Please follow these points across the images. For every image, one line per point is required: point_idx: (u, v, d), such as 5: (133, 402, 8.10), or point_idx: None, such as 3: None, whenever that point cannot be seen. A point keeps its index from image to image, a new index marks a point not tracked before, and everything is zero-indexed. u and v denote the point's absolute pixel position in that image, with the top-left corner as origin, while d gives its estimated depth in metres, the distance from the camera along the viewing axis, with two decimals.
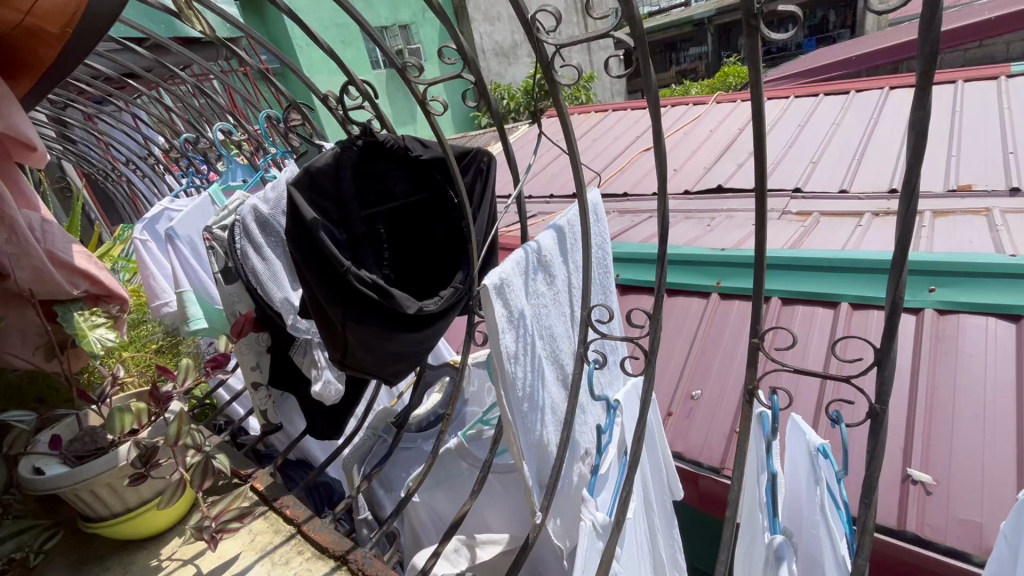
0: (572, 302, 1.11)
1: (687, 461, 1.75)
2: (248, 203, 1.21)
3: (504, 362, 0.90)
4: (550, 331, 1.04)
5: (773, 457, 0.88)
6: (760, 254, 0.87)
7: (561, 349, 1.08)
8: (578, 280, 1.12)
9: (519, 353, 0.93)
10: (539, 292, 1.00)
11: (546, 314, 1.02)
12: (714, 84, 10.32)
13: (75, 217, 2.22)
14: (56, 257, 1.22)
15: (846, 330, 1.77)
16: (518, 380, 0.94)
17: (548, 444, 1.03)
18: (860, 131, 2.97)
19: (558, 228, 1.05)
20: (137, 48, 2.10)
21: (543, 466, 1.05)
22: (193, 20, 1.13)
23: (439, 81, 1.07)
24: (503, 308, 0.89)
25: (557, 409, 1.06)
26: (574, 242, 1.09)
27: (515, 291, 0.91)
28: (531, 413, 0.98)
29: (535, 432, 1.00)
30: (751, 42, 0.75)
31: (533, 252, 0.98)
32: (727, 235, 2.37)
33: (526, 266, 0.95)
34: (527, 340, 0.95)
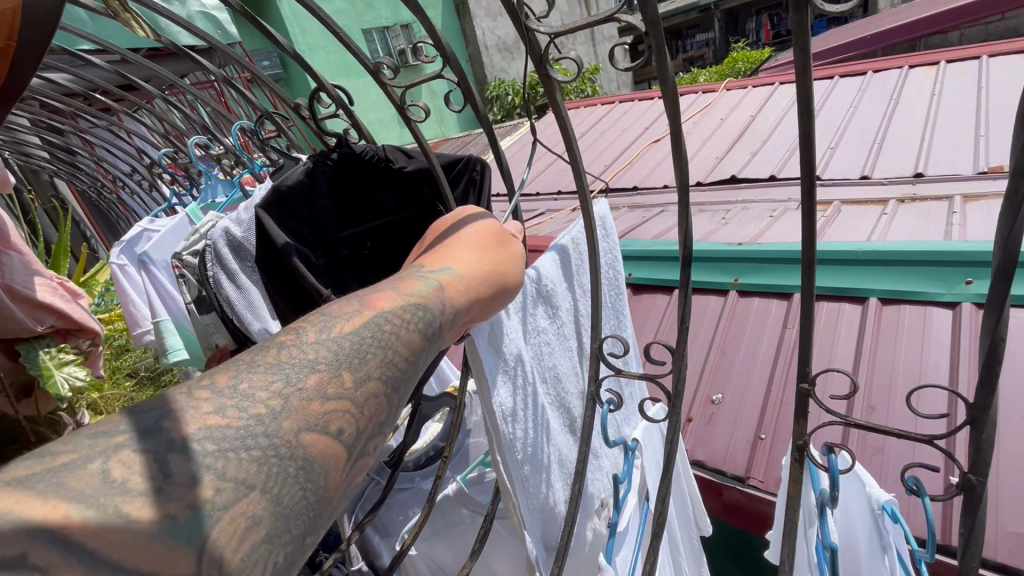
0: (578, 334, 0.99)
1: (708, 470, 1.64)
2: (218, 225, 1.06)
3: (496, 423, 0.79)
4: (553, 372, 0.94)
5: (828, 523, 0.75)
6: (808, 274, 0.69)
7: (569, 393, 0.97)
8: (586, 306, 0.99)
9: (518, 409, 0.82)
10: (540, 331, 0.90)
11: (547, 352, 0.92)
12: (722, 71, 10.08)
13: (62, 239, 2.15)
14: (14, 293, 1.09)
15: (876, 329, 1.62)
16: (518, 439, 0.83)
17: (558, 504, 0.92)
18: (880, 115, 2.79)
19: (562, 248, 0.92)
20: (99, 63, 1.93)
21: (550, 528, 0.93)
22: (135, 27, 0.81)
23: (417, 82, 0.92)
24: (495, 356, 0.81)
25: (564, 461, 0.95)
26: (582, 263, 0.96)
27: (508, 334, 0.83)
28: (535, 474, 0.86)
29: (540, 495, 0.88)
30: (799, 15, 0.56)
31: (534, 284, 0.87)
32: (743, 228, 2.22)
33: (524, 304, 0.86)
34: (527, 391, 0.85)
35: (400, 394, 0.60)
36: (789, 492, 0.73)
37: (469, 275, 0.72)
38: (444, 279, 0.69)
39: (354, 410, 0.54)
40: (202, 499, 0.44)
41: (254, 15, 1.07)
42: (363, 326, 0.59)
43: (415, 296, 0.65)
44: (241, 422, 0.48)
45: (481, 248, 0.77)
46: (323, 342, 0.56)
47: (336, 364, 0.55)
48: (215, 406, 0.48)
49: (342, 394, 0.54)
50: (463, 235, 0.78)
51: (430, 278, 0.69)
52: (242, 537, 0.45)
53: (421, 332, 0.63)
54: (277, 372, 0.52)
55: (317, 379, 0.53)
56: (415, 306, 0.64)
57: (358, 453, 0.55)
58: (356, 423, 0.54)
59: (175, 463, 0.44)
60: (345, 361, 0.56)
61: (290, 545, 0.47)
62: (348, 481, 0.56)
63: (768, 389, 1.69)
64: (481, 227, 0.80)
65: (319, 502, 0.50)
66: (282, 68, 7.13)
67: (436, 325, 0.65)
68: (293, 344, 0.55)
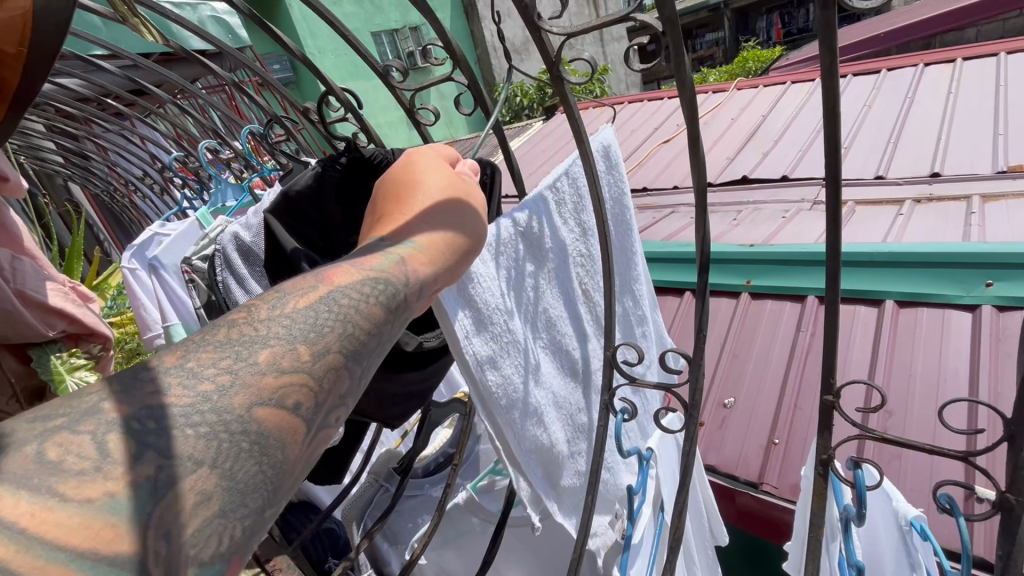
0: (576, 275, 0.96)
1: (721, 475, 1.61)
2: (228, 230, 1.05)
3: (472, 371, 0.80)
4: (546, 313, 0.92)
5: (853, 540, 0.73)
6: (830, 278, 0.67)
7: (566, 334, 0.96)
8: (584, 246, 0.96)
9: (497, 356, 0.82)
10: (529, 275, 0.88)
11: (537, 296, 0.91)
12: (732, 71, 10.01)
13: (75, 244, 2.17)
14: (27, 297, 1.08)
15: (893, 332, 1.58)
16: (500, 386, 0.84)
17: (556, 444, 0.93)
18: (894, 114, 2.74)
19: (553, 186, 0.89)
20: (110, 68, 1.95)
21: (551, 471, 0.95)
22: (144, 32, 0.80)
23: (427, 85, 0.91)
24: (469, 306, 0.80)
25: (562, 402, 0.95)
26: (579, 199, 0.93)
27: (486, 278, 0.82)
28: (523, 417, 0.87)
29: (534, 437, 0.90)
30: (823, 13, 0.54)
31: (518, 223, 0.85)
32: (755, 229, 2.18)
33: (508, 247, 0.85)
34: (508, 339, 0.84)
35: (362, 369, 0.54)
36: (813, 508, 0.71)
37: (437, 248, 0.66)
38: (406, 253, 0.63)
39: (314, 384, 0.49)
40: (143, 477, 0.39)
41: (263, 18, 1.06)
42: (319, 302, 0.53)
43: (375, 271, 0.58)
44: (185, 400, 0.43)
45: (448, 212, 0.70)
46: (273, 320, 0.50)
47: (289, 339, 0.49)
48: (162, 387, 0.43)
49: (298, 366, 0.48)
50: (425, 199, 0.70)
51: (391, 253, 0.62)
52: (190, 518, 0.40)
53: (385, 307, 0.57)
54: (227, 348, 0.46)
55: (289, 354, 0.48)
56: (375, 281, 0.58)
57: (319, 427, 0.50)
58: (317, 398, 0.49)
59: (117, 446, 0.40)
60: (300, 335, 0.50)
61: (248, 521, 0.43)
62: (308, 453, 0.52)
63: (782, 394, 1.66)
64: (444, 185, 0.72)
65: (278, 477, 0.46)
66: (292, 72, 7.22)
67: (402, 299, 0.59)
68: (243, 320, 0.50)
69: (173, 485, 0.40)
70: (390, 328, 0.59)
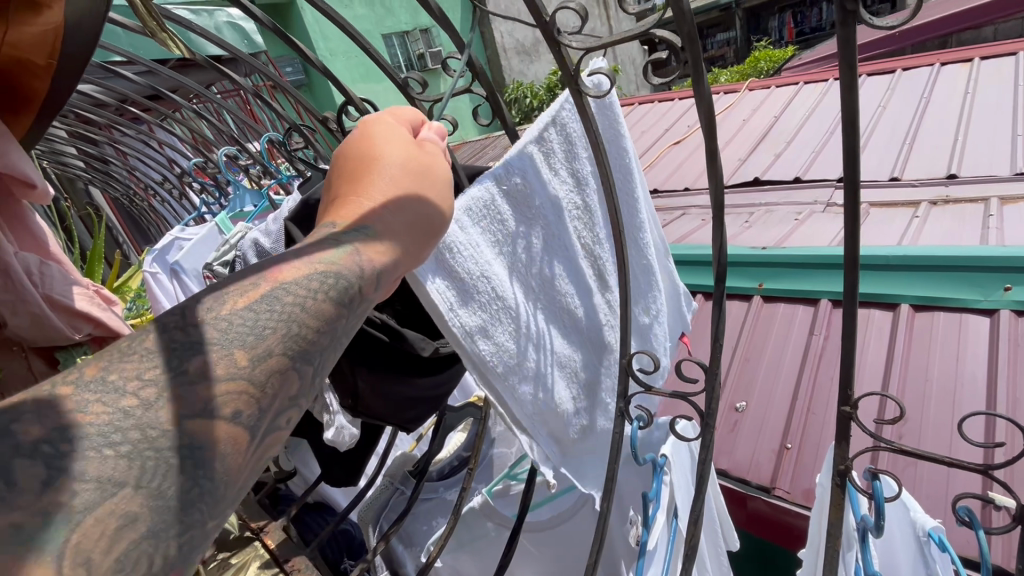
0: (575, 231, 0.92)
1: (733, 480, 1.60)
2: (248, 237, 1.07)
3: (461, 342, 0.81)
4: (541, 273, 0.91)
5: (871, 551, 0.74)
6: (850, 290, 0.67)
7: (567, 290, 0.93)
8: (580, 197, 0.92)
9: (486, 324, 0.83)
10: (517, 237, 0.88)
11: (530, 258, 0.90)
12: (743, 71, 9.95)
13: (96, 248, 2.21)
14: (54, 302, 1.11)
15: (909, 337, 1.57)
16: (494, 354, 0.84)
17: (561, 405, 0.93)
18: (909, 114, 2.70)
19: (538, 139, 0.86)
20: (132, 76, 1.99)
21: (562, 428, 0.95)
22: (172, 46, 0.82)
23: (445, 97, 0.92)
24: (452, 274, 0.81)
25: (565, 361, 0.94)
26: (570, 147, 0.89)
27: (471, 244, 0.82)
28: (521, 380, 0.89)
29: (537, 398, 0.90)
30: (845, 30, 0.55)
31: (502, 183, 0.85)
32: (768, 232, 2.17)
33: (492, 209, 0.85)
34: (497, 306, 0.85)
35: (316, 367, 0.47)
36: (832, 518, 0.72)
37: (397, 236, 0.57)
38: (362, 241, 0.54)
39: (255, 391, 0.42)
40: (52, 505, 0.33)
41: (283, 29, 1.08)
42: (259, 301, 0.45)
43: (325, 264, 0.50)
44: (102, 418, 0.36)
45: (410, 192, 0.61)
46: (210, 320, 0.42)
47: (225, 343, 0.41)
48: (77, 403, 0.36)
49: (235, 372, 0.41)
50: (385, 180, 0.60)
51: (345, 241, 0.53)
52: (111, 544, 0.33)
53: (337, 303, 0.49)
54: (150, 355, 0.39)
55: (245, 356, 0.41)
56: (324, 275, 0.49)
57: (265, 434, 0.43)
58: (259, 405, 0.41)
59: (23, 469, 0.33)
60: (236, 338, 0.42)
61: (185, 536, 0.36)
62: (255, 463, 0.44)
63: (794, 398, 1.65)
64: (406, 160, 0.62)
65: (216, 493, 0.38)
66: (305, 75, 7.32)
67: (357, 292, 0.51)
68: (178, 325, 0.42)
69: (90, 509, 0.33)
70: (345, 325, 0.51)
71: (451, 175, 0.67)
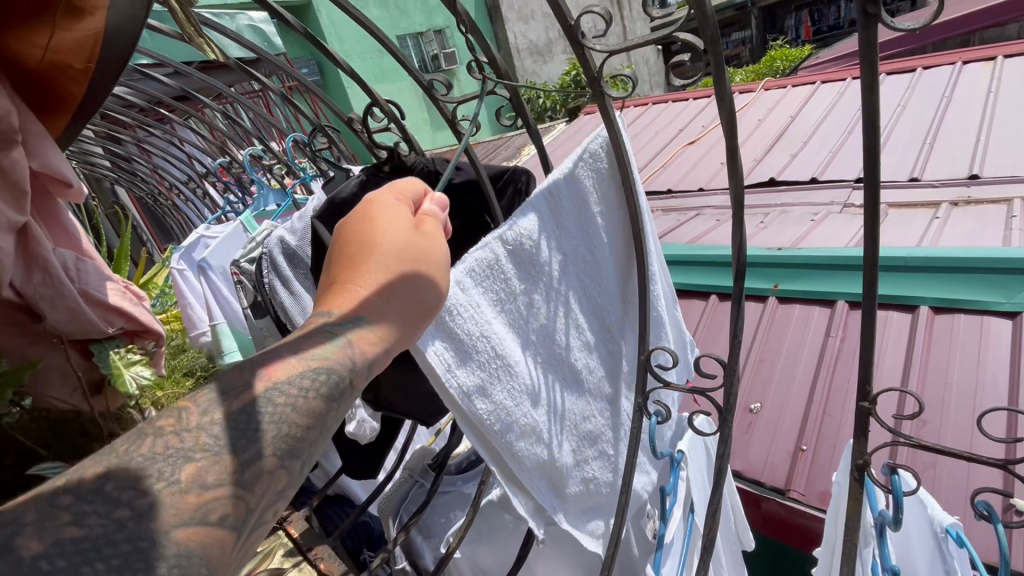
0: (579, 286, 0.93)
1: (747, 481, 1.60)
2: (274, 234, 1.11)
3: (459, 403, 0.79)
4: (545, 330, 0.90)
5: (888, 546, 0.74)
6: (870, 288, 0.68)
7: (570, 347, 0.93)
8: (585, 251, 0.92)
9: (484, 383, 0.81)
10: (521, 296, 0.87)
11: (532, 317, 0.89)
12: (758, 71, 9.86)
13: (123, 245, 2.27)
14: (90, 297, 1.15)
15: (928, 339, 1.55)
16: (492, 414, 0.82)
17: (560, 460, 0.90)
18: (930, 114, 2.67)
19: (547, 195, 0.86)
20: (163, 79, 2.04)
21: (561, 492, 0.92)
22: (208, 50, 0.84)
23: (469, 98, 0.94)
24: (448, 337, 0.79)
25: (568, 414, 0.93)
26: (581, 202, 0.89)
27: (472, 302, 0.81)
28: (520, 438, 0.86)
29: (536, 459, 0.88)
30: (866, 33, 0.56)
31: (508, 241, 0.84)
32: (783, 233, 2.16)
33: (496, 267, 0.84)
34: (497, 364, 0.83)
35: (302, 462, 0.52)
36: (849, 512, 0.72)
37: (387, 324, 0.63)
38: (353, 332, 0.59)
39: (242, 496, 0.47)
40: None
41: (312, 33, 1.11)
42: (254, 401, 0.50)
43: (318, 359, 0.55)
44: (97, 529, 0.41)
45: (403, 278, 0.66)
46: (204, 425, 0.48)
47: (215, 454, 0.47)
48: (75, 514, 0.41)
49: (223, 480, 0.46)
50: (379, 266, 0.65)
51: (339, 333, 0.59)
52: None
53: (326, 398, 0.54)
54: (146, 467, 0.44)
55: (233, 463, 0.47)
56: (317, 370, 0.55)
57: (253, 529, 0.47)
58: (246, 507, 0.46)
59: None
60: (228, 444, 0.47)
61: None
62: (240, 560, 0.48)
63: (810, 399, 1.64)
64: (403, 245, 0.68)
65: None
66: (320, 75, 7.42)
67: (347, 384, 0.56)
68: (173, 430, 0.47)
69: None
70: (334, 414, 0.55)
71: (444, 257, 0.72)
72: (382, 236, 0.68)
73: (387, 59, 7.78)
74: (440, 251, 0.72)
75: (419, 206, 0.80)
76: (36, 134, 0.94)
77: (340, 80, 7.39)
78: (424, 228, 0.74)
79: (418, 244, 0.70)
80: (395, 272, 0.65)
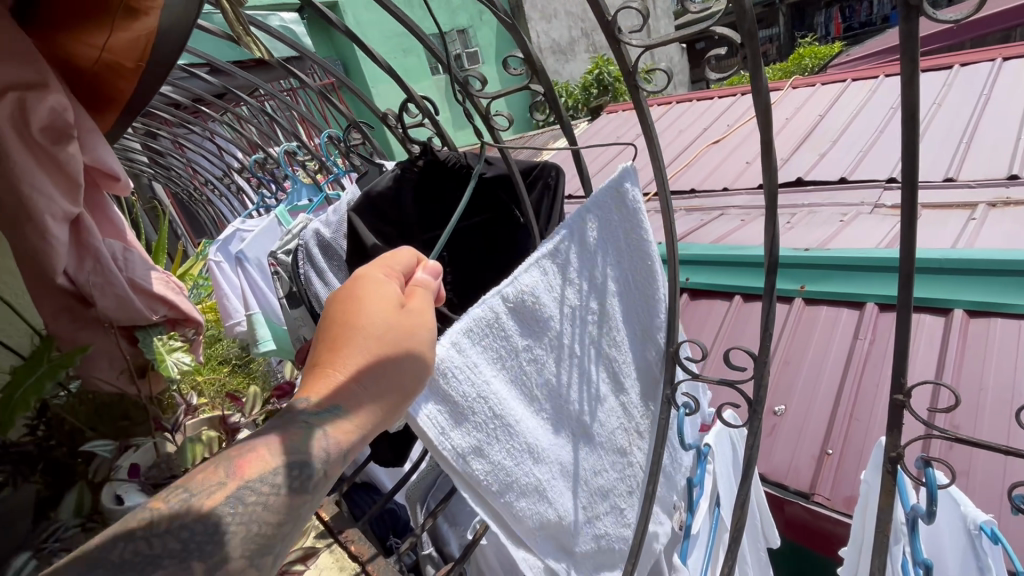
0: (586, 342, 0.93)
1: (771, 484, 1.58)
2: (310, 226, 1.14)
3: (453, 463, 0.79)
4: (548, 386, 0.91)
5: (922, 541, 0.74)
6: (907, 282, 0.67)
7: (576, 399, 0.93)
8: (593, 304, 0.93)
9: (480, 444, 0.81)
10: (522, 352, 0.87)
11: (535, 373, 0.89)
12: (786, 68, 9.67)
13: (161, 239, 2.35)
14: (137, 285, 1.20)
15: (963, 342, 1.52)
16: (489, 474, 0.83)
17: (564, 520, 0.91)
18: (967, 113, 2.59)
19: (552, 250, 0.87)
20: (207, 78, 2.12)
21: (564, 546, 0.93)
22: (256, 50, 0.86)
23: (503, 94, 0.96)
24: (442, 399, 0.78)
25: (573, 470, 0.93)
26: (589, 258, 0.91)
27: (469, 359, 0.81)
28: (520, 497, 0.86)
29: (539, 516, 0.88)
30: (907, 27, 0.57)
31: (509, 299, 0.85)
32: (811, 233, 2.13)
33: (496, 326, 0.85)
34: (494, 425, 0.83)
35: (275, 555, 0.51)
36: (881, 503, 0.72)
37: (365, 413, 0.59)
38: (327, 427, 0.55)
39: None
40: None
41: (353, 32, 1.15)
42: (222, 502, 0.49)
43: (287, 452, 0.54)
44: None
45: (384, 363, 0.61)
46: (173, 530, 0.47)
47: (184, 556, 0.47)
48: None
49: None
50: (358, 351, 0.60)
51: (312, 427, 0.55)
52: None
53: (295, 491, 0.53)
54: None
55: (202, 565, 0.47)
56: (287, 466, 0.53)
57: None
58: None
59: None
60: (206, 537, 0.48)
61: None
62: None
63: (837, 401, 1.62)
64: (387, 325, 0.63)
65: None
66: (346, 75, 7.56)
67: (320, 477, 0.54)
68: (144, 533, 0.47)
69: None
70: (308, 503, 0.55)
71: (432, 333, 0.67)
72: (364, 316, 0.63)
73: (411, 58, 7.87)
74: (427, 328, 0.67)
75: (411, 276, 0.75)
76: (88, 130, 0.99)
77: (364, 79, 7.51)
78: (410, 303, 0.69)
79: (403, 322, 0.65)
80: (376, 357, 0.61)
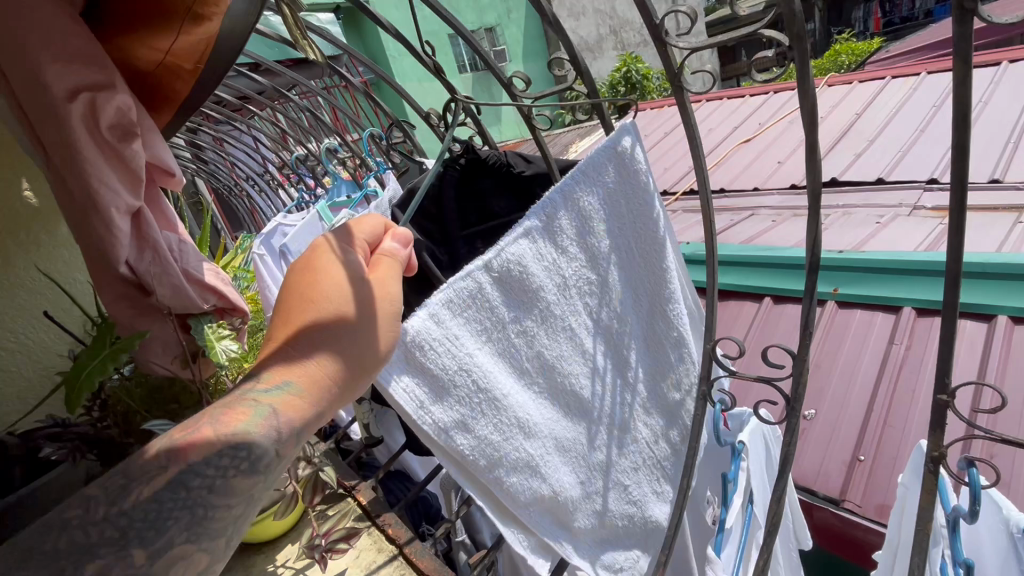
0: (578, 311, 0.95)
1: (799, 488, 1.57)
2: None
3: (436, 438, 0.84)
4: (537, 356, 0.93)
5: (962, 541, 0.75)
6: (954, 280, 0.67)
7: (569, 369, 0.96)
8: (588, 272, 0.95)
9: (464, 420, 0.86)
10: (506, 324, 0.90)
11: (521, 345, 0.92)
12: (820, 65, 9.42)
13: (204, 232, 2.44)
14: (190, 276, 1.27)
15: (1006, 349, 1.47)
16: (474, 448, 0.87)
17: (560, 496, 0.96)
18: (1014, 112, 2.50)
19: (538, 220, 0.88)
20: (261, 79, 2.19)
21: (562, 518, 0.98)
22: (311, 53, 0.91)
23: (545, 94, 0.99)
24: (422, 373, 0.83)
25: (565, 445, 0.97)
26: (582, 225, 0.91)
27: (451, 330, 0.85)
28: (509, 472, 0.91)
29: (529, 491, 0.93)
30: (962, 27, 0.57)
31: (493, 267, 0.86)
32: (846, 235, 2.09)
33: (480, 295, 0.87)
34: (476, 400, 0.87)
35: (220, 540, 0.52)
36: (922, 503, 0.72)
37: (319, 386, 0.61)
38: (280, 400, 0.57)
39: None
40: None
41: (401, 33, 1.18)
42: (165, 487, 0.50)
43: (238, 434, 0.54)
44: None
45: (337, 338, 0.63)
46: (110, 518, 0.47)
47: (122, 544, 0.47)
48: None
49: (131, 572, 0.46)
50: (310, 326, 0.63)
51: (263, 400, 0.57)
52: None
53: (246, 474, 0.53)
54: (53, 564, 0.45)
55: (142, 555, 0.47)
56: (236, 446, 0.53)
57: None
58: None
59: None
60: (168, 519, 0.49)
61: None
62: None
63: (870, 406, 1.60)
64: (342, 301, 0.65)
65: None
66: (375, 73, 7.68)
67: (272, 456, 0.55)
68: (80, 523, 0.47)
69: None
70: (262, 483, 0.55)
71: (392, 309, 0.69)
72: (320, 290, 0.65)
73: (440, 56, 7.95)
74: (384, 303, 0.69)
75: (377, 246, 0.78)
76: (149, 129, 1.06)
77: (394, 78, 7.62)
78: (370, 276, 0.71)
79: (358, 296, 0.67)
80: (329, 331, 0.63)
